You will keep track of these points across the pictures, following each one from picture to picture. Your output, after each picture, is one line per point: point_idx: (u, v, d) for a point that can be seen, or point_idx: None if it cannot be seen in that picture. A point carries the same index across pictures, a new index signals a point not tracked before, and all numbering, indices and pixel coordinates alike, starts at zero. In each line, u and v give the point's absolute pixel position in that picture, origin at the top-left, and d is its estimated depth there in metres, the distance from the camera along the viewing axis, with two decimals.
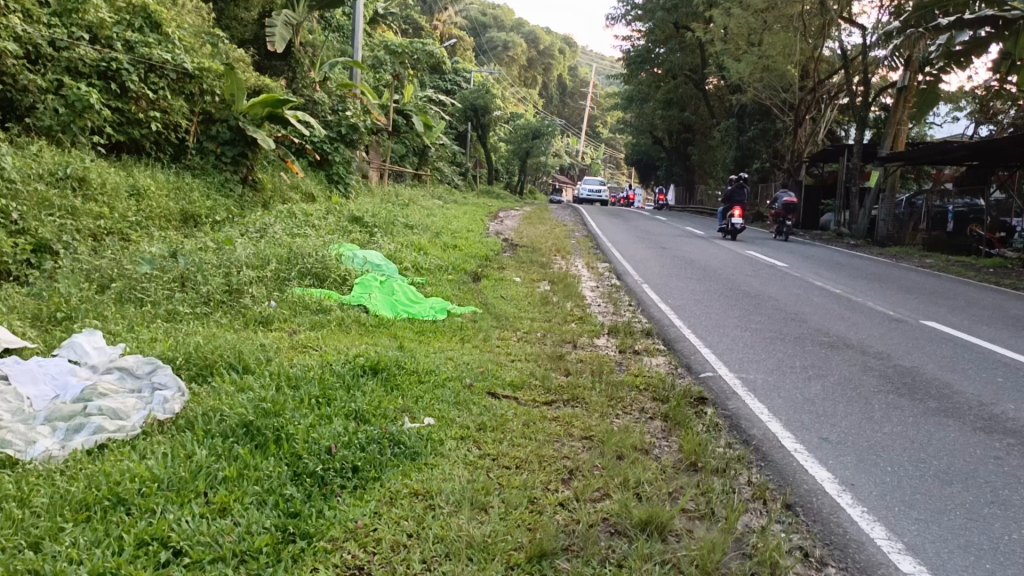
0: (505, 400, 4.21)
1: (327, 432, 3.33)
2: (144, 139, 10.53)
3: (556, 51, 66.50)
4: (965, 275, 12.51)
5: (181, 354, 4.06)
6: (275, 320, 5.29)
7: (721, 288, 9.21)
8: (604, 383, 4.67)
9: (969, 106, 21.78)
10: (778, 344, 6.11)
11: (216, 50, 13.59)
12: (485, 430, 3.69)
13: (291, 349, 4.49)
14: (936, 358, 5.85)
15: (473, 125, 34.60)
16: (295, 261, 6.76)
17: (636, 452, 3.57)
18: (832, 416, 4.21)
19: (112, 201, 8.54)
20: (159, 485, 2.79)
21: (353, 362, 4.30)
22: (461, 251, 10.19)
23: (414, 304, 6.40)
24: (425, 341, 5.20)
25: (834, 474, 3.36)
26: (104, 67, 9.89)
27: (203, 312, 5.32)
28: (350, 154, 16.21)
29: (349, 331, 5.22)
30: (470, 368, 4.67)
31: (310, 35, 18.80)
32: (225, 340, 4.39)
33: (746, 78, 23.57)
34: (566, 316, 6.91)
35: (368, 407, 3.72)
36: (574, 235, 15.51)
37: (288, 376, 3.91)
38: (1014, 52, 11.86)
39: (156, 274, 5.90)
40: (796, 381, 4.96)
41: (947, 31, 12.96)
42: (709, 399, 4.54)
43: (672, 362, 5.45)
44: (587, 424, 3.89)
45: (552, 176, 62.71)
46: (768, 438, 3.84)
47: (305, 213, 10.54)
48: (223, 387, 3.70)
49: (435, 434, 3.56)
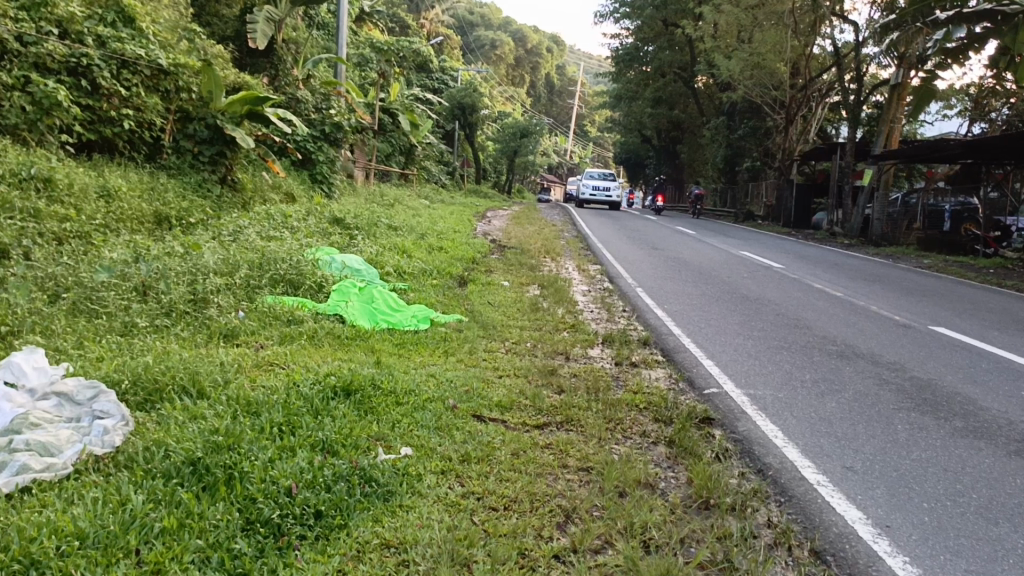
0: (492, 424, 3.78)
1: (288, 469, 2.91)
2: (117, 137, 10.04)
3: (544, 50, 66.24)
4: (965, 276, 12.21)
5: (127, 376, 3.60)
6: (241, 333, 4.87)
7: (718, 291, 8.83)
8: (602, 402, 4.26)
9: (962, 103, 21.51)
10: (783, 354, 5.74)
11: (193, 45, 13.13)
12: (469, 462, 3.27)
13: (256, 368, 4.05)
14: (954, 369, 5.48)
15: (460, 123, 34.18)
16: (267, 267, 6.32)
17: (641, 488, 3.16)
18: (853, 440, 3.83)
19: (79, 203, 8.08)
20: (83, 542, 2.35)
21: (324, 382, 3.88)
22: (447, 253, 9.80)
23: (395, 312, 5.98)
24: (404, 356, 4.77)
25: (865, 514, 2.99)
26: (74, 63, 9.43)
27: (163, 324, 4.88)
28: (334, 153, 15.77)
29: (321, 345, 4.79)
30: (453, 387, 4.24)
31: (293, 32, 18.35)
32: (182, 358, 3.95)
33: (736, 75, 23.28)
34: (558, 324, 6.50)
35: (338, 437, 3.31)
36: (564, 236, 15.13)
37: (249, 401, 3.48)
38: (1014, 47, 11.51)
39: (116, 283, 5.44)
40: (808, 397, 4.58)
41: (942, 28, 12.66)
42: (716, 419, 4.14)
43: (672, 375, 5.06)
44: (584, 453, 3.48)
45: (539, 176, 62.32)
46: (785, 466, 3.46)
47: (284, 215, 10.09)
48: (172, 416, 3.26)
49: (413, 467, 3.15)
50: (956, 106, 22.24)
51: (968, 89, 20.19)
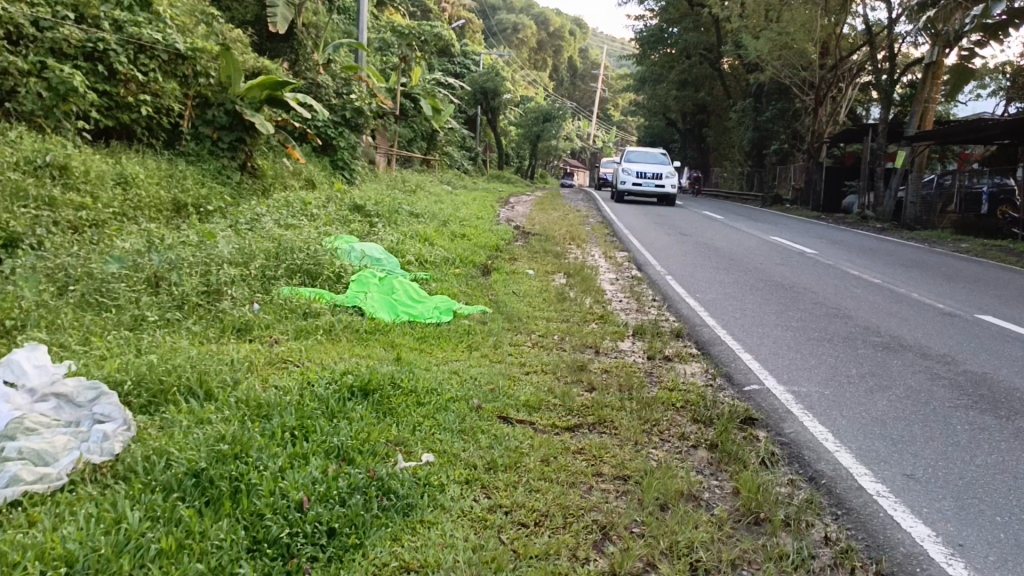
0: (519, 426, 3.53)
1: (299, 480, 2.67)
2: (135, 123, 9.85)
3: (567, 33, 65.45)
4: (1005, 261, 11.76)
5: (130, 375, 3.36)
6: (255, 328, 4.65)
7: (751, 279, 8.48)
8: (635, 401, 3.98)
9: (999, 82, 20.80)
10: (825, 346, 5.40)
11: (211, 29, 12.93)
12: (495, 470, 3.02)
13: (268, 366, 3.82)
14: (1010, 361, 5.13)
15: (483, 108, 33.86)
16: (283, 257, 6.09)
17: (684, 500, 2.89)
18: (911, 443, 3.52)
19: (95, 190, 7.91)
20: (71, 568, 2.12)
21: (340, 381, 3.64)
22: (469, 241, 9.54)
23: (416, 304, 5.73)
24: (426, 351, 4.53)
25: (934, 531, 2.70)
26: (91, 48, 9.25)
27: (175, 318, 4.67)
28: (355, 139, 15.53)
29: (338, 340, 4.55)
30: (478, 385, 3.99)
31: (313, 15, 18.10)
32: (193, 355, 3.73)
33: (764, 56, 22.72)
34: (586, 315, 6.22)
35: (355, 441, 3.08)
36: (588, 222, 14.78)
37: (259, 402, 3.24)
38: None
39: (127, 274, 5.23)
40: (858, 394, 4.26)
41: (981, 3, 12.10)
42: (759, 420, 3.84)
43: (708, 370, 4.76)
44: (619, 459, 3.21)
45: (562, 161, 61.82)
46: (839, 474, 3.16)
47: (303, 202, 9.87)
48: (176, 421, 3.03)
49: (435, 476, 2.90)
50: (990, 85, 21.55)
51: (1004, 67, 19.52)
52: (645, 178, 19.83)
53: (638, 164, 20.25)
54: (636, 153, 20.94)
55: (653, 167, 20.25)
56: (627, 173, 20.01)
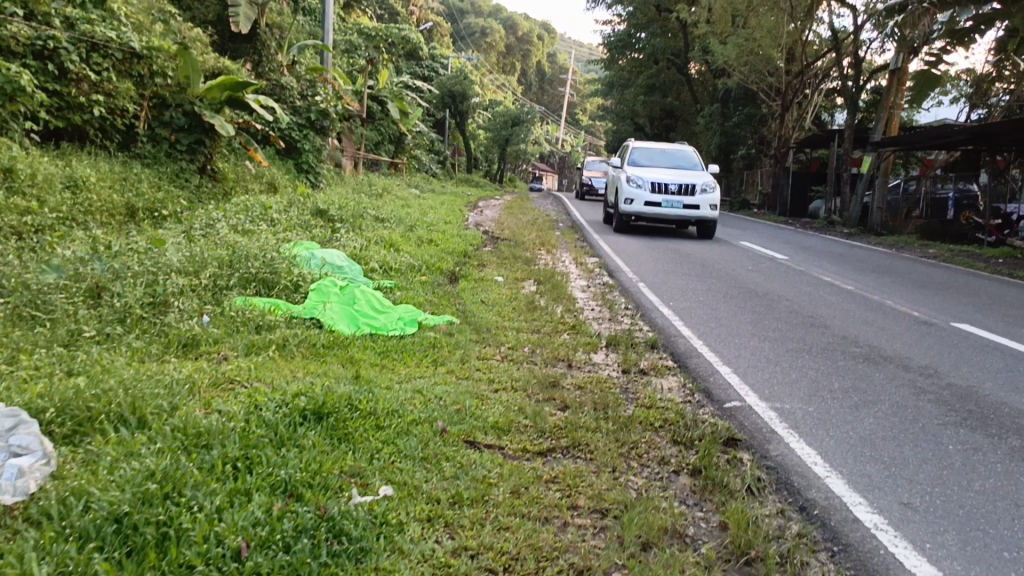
0: (485, 452, 3.25)
1: (238, 522, 2.37)
2: (88, 125, 9.42)
3: (536, 38, 65.36)
4: (975, 267, 11.73)
5: (52, 401, 3.01)
6: (202, 343, 4.32)
7: (725, 287, 8.28)
8: (612, 422, 3.72)
9: (962, 89, 20.99)
10: (805, 357, 5.18)
11: (168, 28, 12.50)
12: (460, 505, 2.74)
13: (213, 387, 3.49)
14: (994, 373, 4.96)
15: (451, 111, 33.57)
16: (238, 266, 5.74)
17: (668, 539, 2.63)
18: (905, 465, 3.30)
19: (42, 195, 7.52)
20: None
21: (291, 404, 3.33)
22: (436, 246, 9.26)
23: (379, 314, 5.42)
24: (386, 368, 4.22)
25: (941, 571, 2.47)
26: (40, 46, 8.81)
27: (116, 333, 4.33)
28: (320, 142, 15.13)
29: (291, 356, 4.23)
30: (442, 405, 3.69)
31: (276, 17, 17.67)
32: (128, 376, 3.39)
33: (731, 61, 22.73)
34: (557, 325, 5.95)
35: (305, 474, 2.78)
36: (557, 226, 14.52)
37: (198, 430, 2.91)
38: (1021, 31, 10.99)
39: (65, 284, 4.86)
40: (845, 410, 4.03)
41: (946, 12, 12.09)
42: (743, 441, 3.59)
43: (686, 386, 4.51)
44: (595, 489, 2.94)
45: (531, 165, 61.79)
46: (833, 504, 2.92)
47: (263, 206, 9.53)
48: (104, 454, 2.71)
49: (393, 513, 2.62)
50: (953, 92, 21.75)
51: (967, 74, 19.69)
52: (666, 192, 12.52)
53: (651, 170, 13.12)
54: (648, 153, 13.80)
55: (678, 174, 12.99)
56: (637, 183, 12.75)
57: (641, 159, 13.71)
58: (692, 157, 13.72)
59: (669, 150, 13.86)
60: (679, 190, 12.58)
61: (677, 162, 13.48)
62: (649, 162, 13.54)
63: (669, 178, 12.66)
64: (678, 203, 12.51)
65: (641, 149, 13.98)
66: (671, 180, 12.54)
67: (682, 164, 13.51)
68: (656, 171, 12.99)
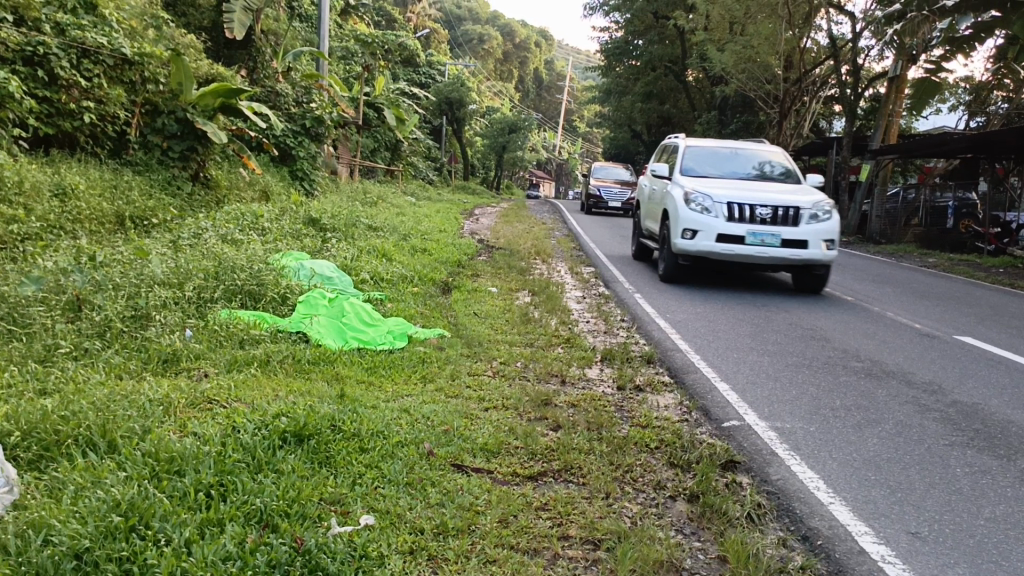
0: (473, 476, 3.11)
1: (207, 557, 2.24)
2: (78, 132, 9.28)
3: (533, 45, 65.35)
4: (974, 277, 11.62)
5: (17, 424, 2.87)
6: (184, 358, 4.18)
7: (723, 298, 8.13)
8: (605, 442, 3.58)
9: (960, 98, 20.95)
10: (805, 374, 5.02)
11: (162, 34, 12.37)
12: (445, 537, 2.60)
13: (190, 408, 3.35)
14: (1000, 390, 4.80)
15: (448, 118, 33.47)
16: (223, 277, 5.61)
17: (664, 573, 2.50)
18: (913, 493, 3.15)
19: (29, 202, 7.41)
20: None
21: (270, 425, 3.19)
22: (429, 256, 9.12)
23: (368, 327, 5.28)
24: (373, 386, 4.08)
25: None
26: (30, 52, 8.67)
27: (95, 347, 4.19)
28: (315, 149, 15.00)
29: (274, 374, 4.08)
30: (429, 426, 3.56)
31: (271, 23, 17.58)
32: (101, 396, 3.25)
33: (728, 69, 22.65)
34: (550, 338, 5.81)
35: (281, 501, 2.64)
36: (553, 235, 14.38)
37: (170, 455, 2.76)
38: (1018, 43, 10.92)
39: (44, 296, 4.71)
40: (849, 430, 3.88)
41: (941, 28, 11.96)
42: (742, 463, 3.45)
43: (683, 403, 4.37)
44: (588, 517, 2.82)
45: (528, 173, 61.75)
46: (837, 535, 2.78)
47: (256, 214, 9.41)
48: (70, 481, 2.57)
49: (373, 544, 2.48)
50: (950, 101, 21.72)
51: (965, 83, 19.63)
52: (753, 223, 7.97)
53: (721, 184, 8.62)
54: (706, 158, 9.35)
55: (765, 189, 8.45)
56: (704, 207, 8.20)
57: (699, 167, 9.22)
58: (775, 162, 9.28)
59: (741, 155, 9.36)
60: (773, 216, 8.05)
61: (758, 174, 8.97)
62: (711, 171, 9.07)
63: (753, 197, 8.15)
64: (773, 239, 7.97)
65: (694, 151, 9.52)
66: (758, 202, 8.07)
67: (763, 174, 9.04)
68: (731, 187, 8.46)
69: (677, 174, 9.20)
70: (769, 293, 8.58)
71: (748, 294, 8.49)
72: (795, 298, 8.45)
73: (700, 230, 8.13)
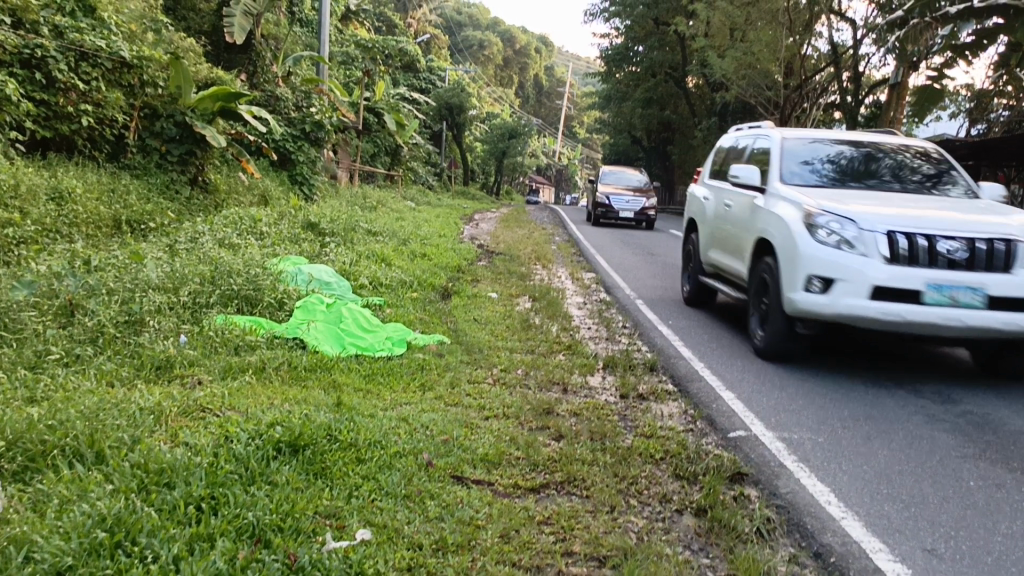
0: (473, 488, 3.02)
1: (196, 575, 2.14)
2: (76, 135, 9.19)
3: (534, 51, 65.36)
4: None
5: (3, 434, 2.77)
6: (177, 365, 4.08)
7: (726, 305, 8.04)
8: (609, 453, 3.48)
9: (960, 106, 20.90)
10: (812, 383, 4.92)
11: (160, 37, 12.29)
12: (445, 553, 2.50)
13: (182, 416, 3.25)
14: (1010, 400, 4.70)
15: (448, 123, 33.43)
16: (220, 282, 5.51)
17: None
18: (927, 508, 3.05)
19: (25, 206, 7.33)
20: None
21: (265, 435, 3.09)
22: (429, 261, 9.03)
23: (367, 333, 5.19)
24: (371, 394, 3.98)
25: None
26: (27, 55, 8.58)
27: (87, 353, 4.10)
28: (315, 153, 14.92)
29: (269, 381, 3.98)
30: (429, 436, 3.46)
31: (271, 28, 17.52)
32: (91, 404, 3.15)
33: (729, 75, 22.61)
34: (552, 345, 5.72)
35: (274, 515, 2.55)
36: (554, 240, 14.29)
37: (160, 466, 2.67)
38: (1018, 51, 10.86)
39: (36, 301, 4.62)
40: (858, 442, 3.78)
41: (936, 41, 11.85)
42: (750, 475, 3.36)
43: (687, 413, 4.28)
44: (592, 532, 2.72)
45: (527, 179, 61.71)
46: (850, 553, 2.68)
47: (254, 219, 9.33)
48: (55, 493, 2.47)
49: (369, 560, 2.38)
50: (951, 108, 21.66)
51: (966, 91, 19.58)
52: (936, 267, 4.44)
53: (857, 198, 5.15)
54: (814, 159, 5.92)
55: (939, 206, 4.93)
56: (840, 238, 4.71)
57: (804, 173, 5.80)
58: (924, 169, 5.86)
59: (872, 157, 5.93)
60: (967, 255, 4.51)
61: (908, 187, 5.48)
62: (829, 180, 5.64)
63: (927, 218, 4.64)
64: (974, 293, 4.40)
65: (793, 147, 6.10)
66: (941, 229, 4.51)
67: (910, 187, 5.64)
68: (879, 203, 4.96)
69: (771, 184, 5.78)
70: (934, 378, 5.20)
71: (902, 380, 5.11)
72: (896, 350, 6.20)
73: (838, 280, 4.60)
